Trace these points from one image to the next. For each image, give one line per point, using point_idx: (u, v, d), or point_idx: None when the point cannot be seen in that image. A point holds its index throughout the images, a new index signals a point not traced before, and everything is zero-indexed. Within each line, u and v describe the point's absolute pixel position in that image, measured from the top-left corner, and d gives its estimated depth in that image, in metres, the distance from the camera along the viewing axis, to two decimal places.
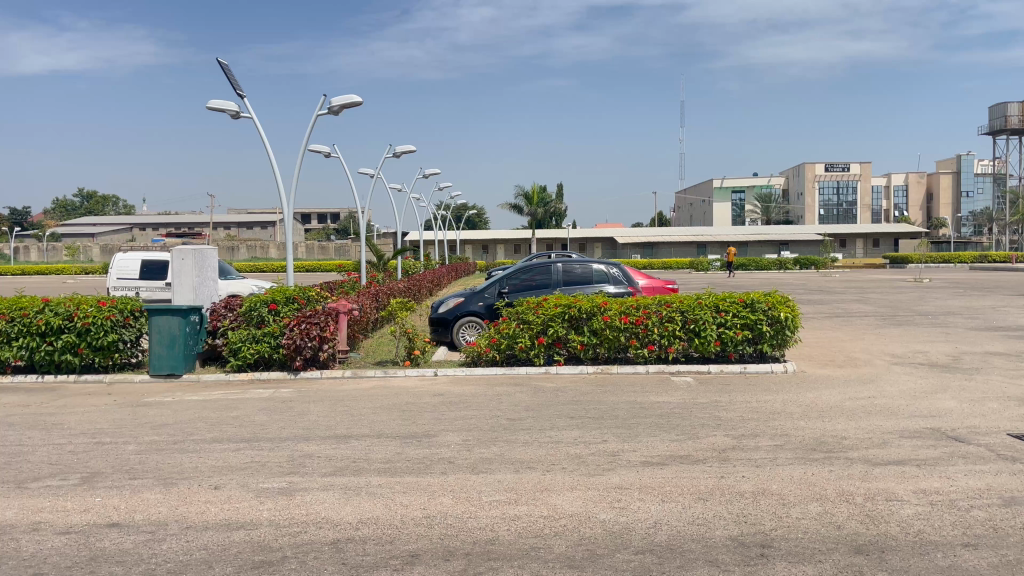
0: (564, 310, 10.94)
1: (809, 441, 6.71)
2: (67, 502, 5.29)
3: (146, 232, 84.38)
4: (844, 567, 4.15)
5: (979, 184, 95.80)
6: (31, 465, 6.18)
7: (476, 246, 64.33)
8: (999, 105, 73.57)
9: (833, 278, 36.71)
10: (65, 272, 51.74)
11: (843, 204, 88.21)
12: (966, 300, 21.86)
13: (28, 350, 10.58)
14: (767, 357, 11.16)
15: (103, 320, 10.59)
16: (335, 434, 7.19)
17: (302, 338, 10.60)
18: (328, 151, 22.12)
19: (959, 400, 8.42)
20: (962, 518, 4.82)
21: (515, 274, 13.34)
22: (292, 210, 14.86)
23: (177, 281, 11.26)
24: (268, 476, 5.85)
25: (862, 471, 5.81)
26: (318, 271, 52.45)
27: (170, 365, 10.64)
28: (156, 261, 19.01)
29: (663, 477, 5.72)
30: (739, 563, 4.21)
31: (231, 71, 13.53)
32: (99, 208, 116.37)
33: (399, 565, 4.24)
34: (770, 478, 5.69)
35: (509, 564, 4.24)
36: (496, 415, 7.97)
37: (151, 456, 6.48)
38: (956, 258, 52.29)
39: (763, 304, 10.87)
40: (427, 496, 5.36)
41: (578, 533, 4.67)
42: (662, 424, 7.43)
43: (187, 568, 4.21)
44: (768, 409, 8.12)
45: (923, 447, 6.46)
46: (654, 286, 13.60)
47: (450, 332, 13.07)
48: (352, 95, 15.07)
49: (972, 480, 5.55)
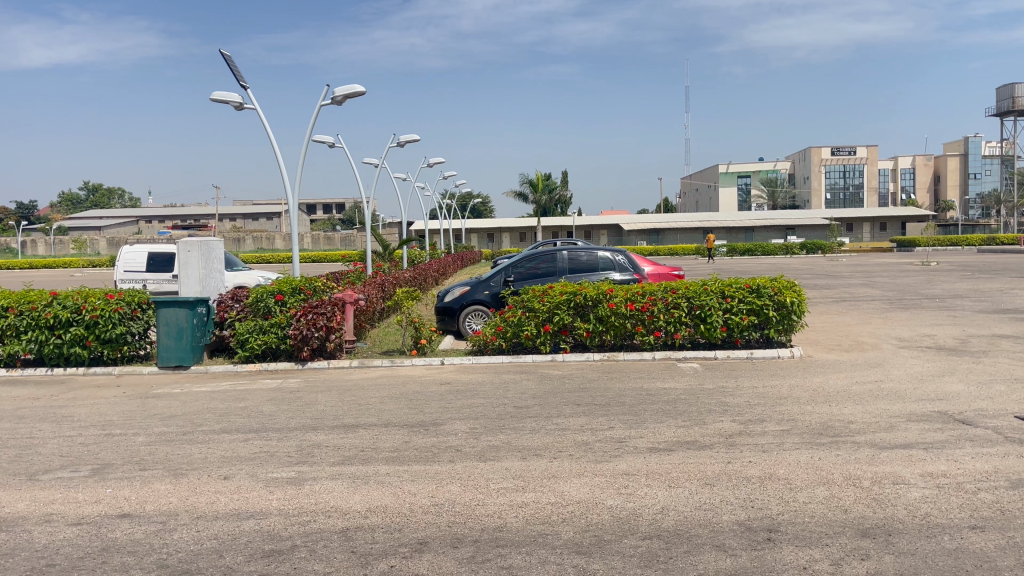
0: (569, 297, 10.95)
1: (815, 426, 6.70)
2: (78, 493, 5.34)
3: (152, 224, 84.27)
4: (852, 551, 4.16)
5: (987, 166, 95.15)
6: (42, 457, 6.25)
7: (482, 235, 64.48)
8: (1006, 86, 72.91)
9: (840, 263, 36.73)
10: (74, 264, 51.95)
11: (849, 188, 87.79)
12: (973, 283, 21.70)
13: (37, 343, 10.65)
14: (773, 343, 11.15)
15: (111, 312, 10.66)
16: (344, 424, 7.23)
17: (309, 328, 10.61)
18: (333, 141, 22.20)
19: (966, 383, 8.40)
20: (969, 501, 4.82)
21: (521, 262, 13.36)
22: (296, 200, 14.89)
23: (183, 272, 11.27)
24: (277, 466, 5.88)
25: (869, 455, 5.82)
26: (324, 262, 52.58)
27: (178, 357, 10.68)
28: (162, 253, 19.09)
29: (671, 463, 5.73)
30: (747, 547, 4.23)
31: (233, 62, 13.61)
32: (106, 201, 116.77)
33: (408, 552, 4.27)
34: (777, 462, 5.70)
35: (516, 550, 4.26)
36: (503, 403, 8.00)
37: (160, 447, 6.53)
38: (963, 241, 52.14)
39: (770, 289, 10.87)
40: (434, 484, 5.38)
41: (585, 519, 4.69)
42: (668, 410, 7.46)
43: (197, 558, 4.25)
44: (775, 394, 8.09)
45: (929, 431, 6.44)
46: (659, 273, 13.47)
47: (457, 321, 13.11)
48: (356, 85, 15.05)
49: (979, 463, 5.55)
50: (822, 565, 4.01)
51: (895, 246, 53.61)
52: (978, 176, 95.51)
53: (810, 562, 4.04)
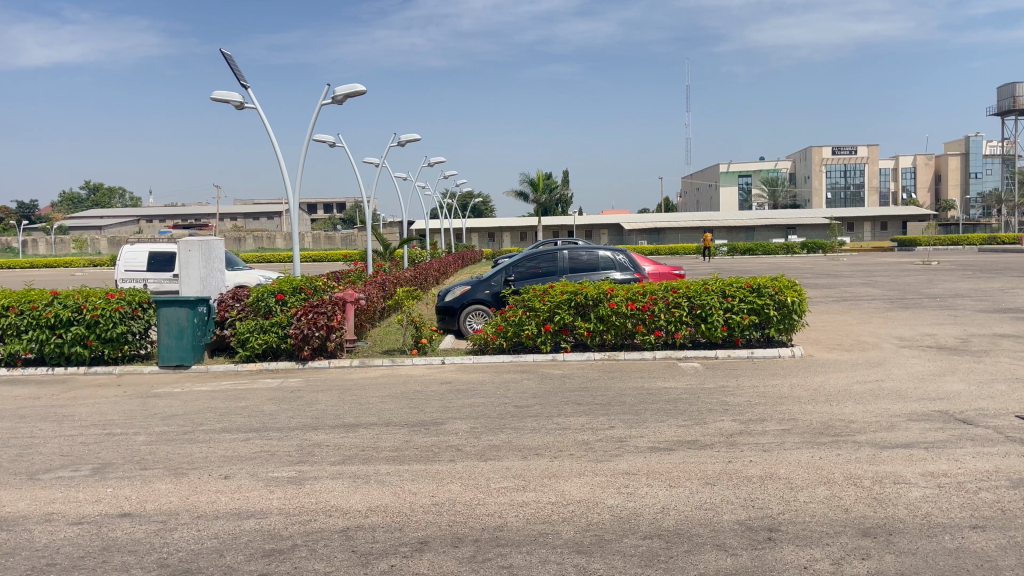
0: (570, 297, 10.94)
1: (816, 425, 6.70)
2: (78, 493, 5.33)
3: (153, 224, 84.21)
4: (853, 551, 4.16)
5: (989, 165, 95.02)
6: (42, 457, 6.24)
7: (482, 234, 64.49)
8: (1008, 85, 72.78)
9: (841, 262, 36.64)
10: (75, 263, 51.95)
11: (850, 187, 87.71)
12: (975, 282, 21.66)
13: (38, 342, 10.66)
14: (774, 342, 11.15)
15: (112, 311, 10.66)
16: (344, 423, 7.23)
17: (309, 328, 10.61)
18: (333, 140, 22.19)
19: (967, 383, 8.39)
20: (970, 501, 4.81)
21: (521, 262, 13.36)
22: (297, 200, 14.89)
23: (183, 272, 11.13)
24: (278, 465, 5.88)
25: (870, 454, 5.81)
26: (325, 262, 52.56)
27: (179, 357, 10.69)
28: (163, 252, 19.09)
29: (671, 463, 5.73)
30: (748, 547, 4.23)
31: (233, 61, 13.62)
32: (107, 200, 116.73)
33: (408, 552, 4.27)
34: (778, 461, 5.70)
35: (517, 550, 4.26)
36: (504, 402, 8.00)
37: (161, 446, 6.52)
38: (964, 240, 52.07)
39: (770, 289, 10.86)
40: (435, 483, 5.38)
41: (586, 518, 4.69)
42: (669, 410, 7.46)
43: (198, 557, 4.25)
44: (776, 394, 8.08)
45: (930, 430, 6.43)
46: (660, 273, 13.48)
47: (458, 320, 13.10)
48: (357, 85, 15.05)
49: (979, 462, 5.54)
50: (823, 564, 4.00)
51: (895, 245, 53.59)
52: (979, 176, 95.42)
53: (810, 561, 4.04)
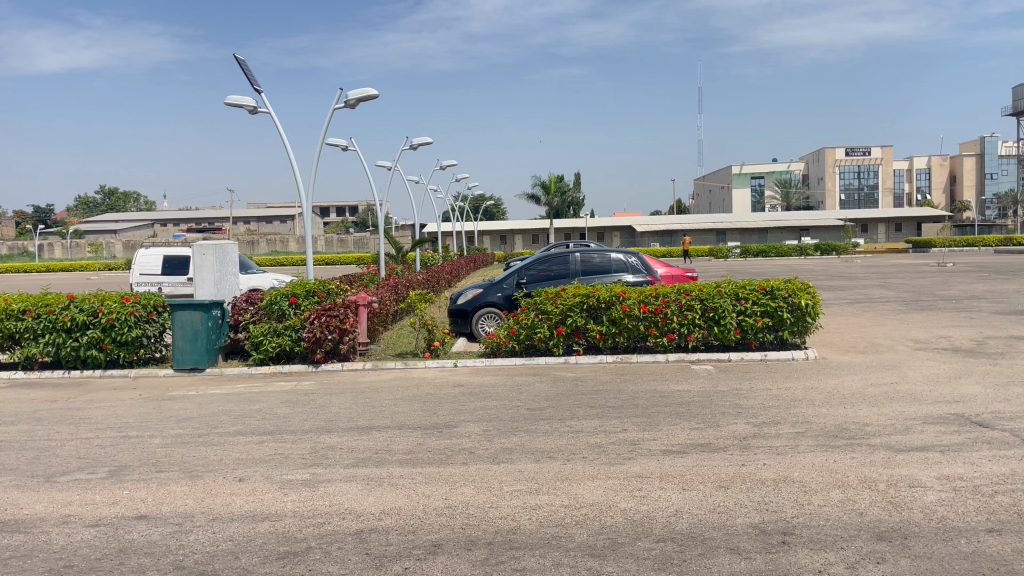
0: (582, 300, 10.95)
1: (831, 428, 6.66)
2: (96, 495, 5.40)
3: (167, 228, 84.60)
4: (867, 554, 4.14)
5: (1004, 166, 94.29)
6: (60, 460, 6.32)
7: (493, 238, 64.75)
8: None
9: (855, 262, 38.44)
10: (88, 267, 51.70)
11: (864, 188, 87.25)
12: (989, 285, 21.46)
13: (54, 346, 10.76)
14: (788, 344, 11.09)
15: (126, 315, 10.76)
16: (357, 426, 7.26)
17: (322, 331, 10.66)
18: (345, 144, 22.40)
19: (983, 385, 8.32)
20: (986, 503, 4.79)
21: (533, 266, 13.38)
22: (310, 203, 14.97)
23: (199, 276, 11.41)
24: (291, 468, 5.92)
25: (885, 457, 5.78)
26: (338, 266, 52.77)
27: (193, 359, 10.77)
28: (178, 256, 19.26)
29: (683, 465, 5.73)
30: (761, 551, 4.21)
31: (247, 66, 13.73)
32: (120, 204, 117.64)
33: (422, 554, 4.29)
34: (792, 465, 5.67)
35: (530, 552, 4.27)
36: (516, 405, 7.99)
37: (177, 449, 6.60)
38: (981, 241, 51.51)
39: (784, 291, 10.80)
40: (447, 486, 5.40)
41: (599, 522, 4.68)
42: (682, 413, 7.42)
43: (213, 559, 4.29)
44: (790, 396, 8.06)
45: (946, 433, 6.39)
46: (672, 275, 13.46)
47: (470, 323, 13.13)
48: (368, 89, 15.14)
49: (997, 465, 5.50)
50: (837, 568, 3.98)
51: (909, 246, 53.26)
52: (994, 176, 94.61)
53: (824, 565, 4.02)
